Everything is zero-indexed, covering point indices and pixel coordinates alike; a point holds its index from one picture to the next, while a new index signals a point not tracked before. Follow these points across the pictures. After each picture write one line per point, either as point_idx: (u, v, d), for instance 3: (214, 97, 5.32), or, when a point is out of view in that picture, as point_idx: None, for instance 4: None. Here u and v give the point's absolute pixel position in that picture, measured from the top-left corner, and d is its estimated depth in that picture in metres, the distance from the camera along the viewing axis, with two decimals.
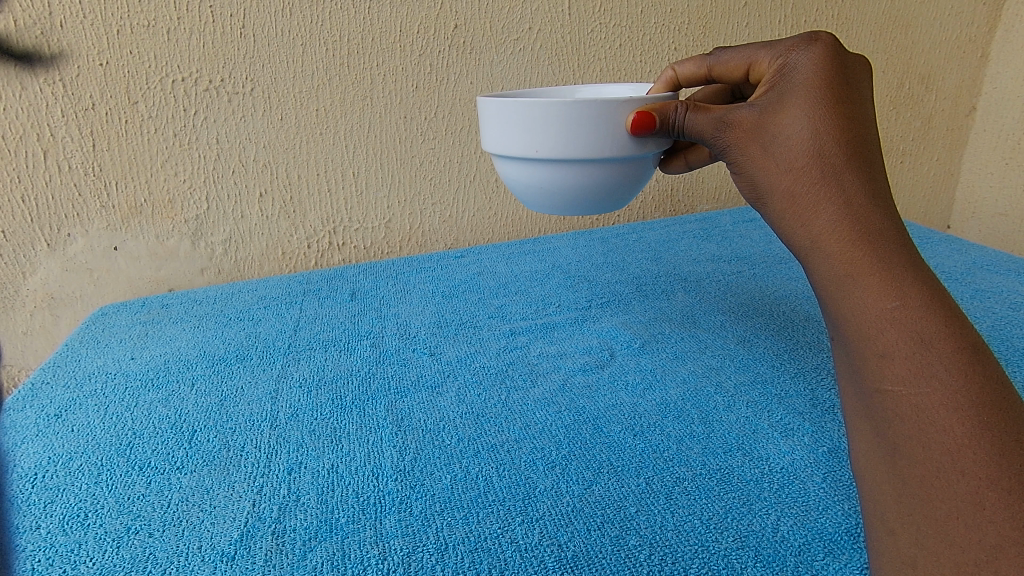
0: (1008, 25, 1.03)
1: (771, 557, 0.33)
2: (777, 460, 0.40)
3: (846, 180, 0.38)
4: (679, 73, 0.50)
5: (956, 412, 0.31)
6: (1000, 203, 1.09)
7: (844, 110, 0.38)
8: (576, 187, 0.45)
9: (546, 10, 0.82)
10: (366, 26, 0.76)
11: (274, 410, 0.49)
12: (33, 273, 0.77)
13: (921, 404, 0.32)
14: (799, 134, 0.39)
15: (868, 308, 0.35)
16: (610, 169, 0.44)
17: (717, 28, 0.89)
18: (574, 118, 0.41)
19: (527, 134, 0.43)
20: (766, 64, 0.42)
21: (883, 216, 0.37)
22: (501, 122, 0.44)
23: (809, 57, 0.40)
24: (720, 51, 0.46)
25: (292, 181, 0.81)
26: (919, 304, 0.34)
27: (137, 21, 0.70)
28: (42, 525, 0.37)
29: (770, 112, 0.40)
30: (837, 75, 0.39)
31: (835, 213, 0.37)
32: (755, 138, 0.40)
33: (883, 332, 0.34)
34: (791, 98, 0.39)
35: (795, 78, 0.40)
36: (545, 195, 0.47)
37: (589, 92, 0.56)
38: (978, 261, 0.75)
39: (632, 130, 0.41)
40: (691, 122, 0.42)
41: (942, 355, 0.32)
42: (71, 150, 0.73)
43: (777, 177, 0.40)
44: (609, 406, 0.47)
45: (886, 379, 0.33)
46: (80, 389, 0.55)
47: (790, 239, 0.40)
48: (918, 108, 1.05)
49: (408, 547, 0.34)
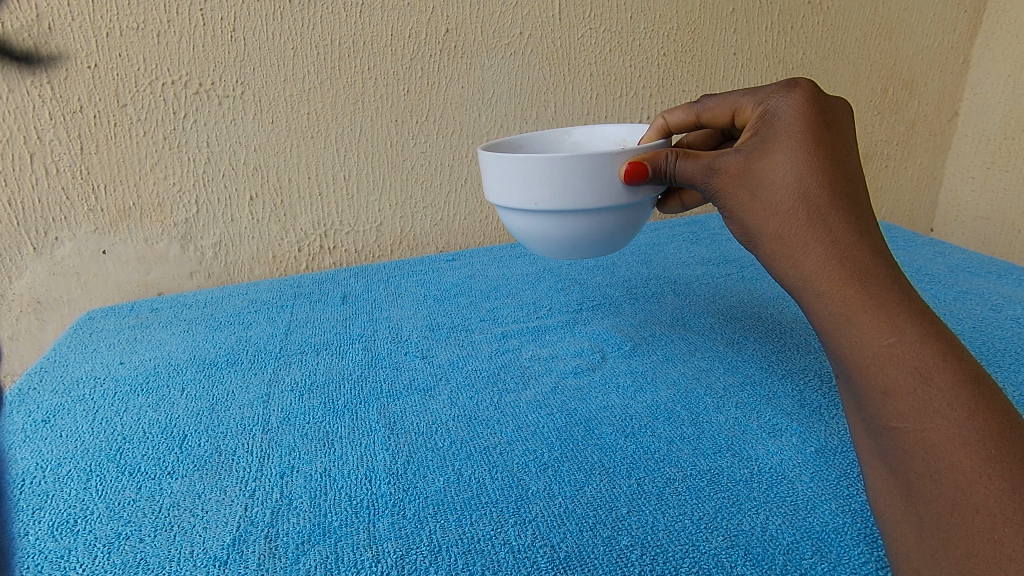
0: (989, 33, 1.05)
1: (760, 556, 0.33)
2: (766, 461, 0.41)
3: (831, 220, 0.39)
4: (670, 121, 0.50)
5: (962, 446, 0.31)
6: (982, 206, 1.11)
7: (826, 152, 0.40)
8: (574, 235, 0.48)
9: (536, 15, 0.82)
10: (357, 30, 0.77)
11: (265, 414, 0.49)
12: (19, 277, 0.76)
13: (927, 439, 0.32)
14: (784, 178, 0.40)
15: (866, 347, 0.36)
16: (608, 216, 0.47)
17: (705, 34, 0.90)
18: (572, 171, 0.44)
19: (526, 186, 0.46)
20: (749, 110, 0.45)
21: (872, 254, 0.38)
22: (503, 178, 0.47)
23: (790, 102, 0.42)
24: (706, 98, 0.49)
25: (282, 184, 0.81)
26: (915, 338, 0.35)
27: (126, 24, 0.70)
28: (31, 532, 0.37)
29: (755, 157, 0.42)
30: (818, 118, 0.41)
31: (823, 254, 0.39)
32: (743, 182, 0.42)
33: (883, 370, 0.35)
34: (774, 144, 0.41)
35: (777, 123, 0.42)
36: (544, 241, 0.50)
37: (582, 133, 0.59)
38: (961, 263, 0.77)
39: (626, 178, 0.45)
40: (681, 169, 0.45)
41: (943, 388, 0.33)
42: (59, 153, 0.72)
43: (765, 219, 0.42)
44: (600, 408, 0.48)
45: (892, 416, 0.34)
46: (69, 395, 0.54)
47: (784, 280, 0.41)
48: (902, 114, 1.07)
49: (401, 550, 0.34)
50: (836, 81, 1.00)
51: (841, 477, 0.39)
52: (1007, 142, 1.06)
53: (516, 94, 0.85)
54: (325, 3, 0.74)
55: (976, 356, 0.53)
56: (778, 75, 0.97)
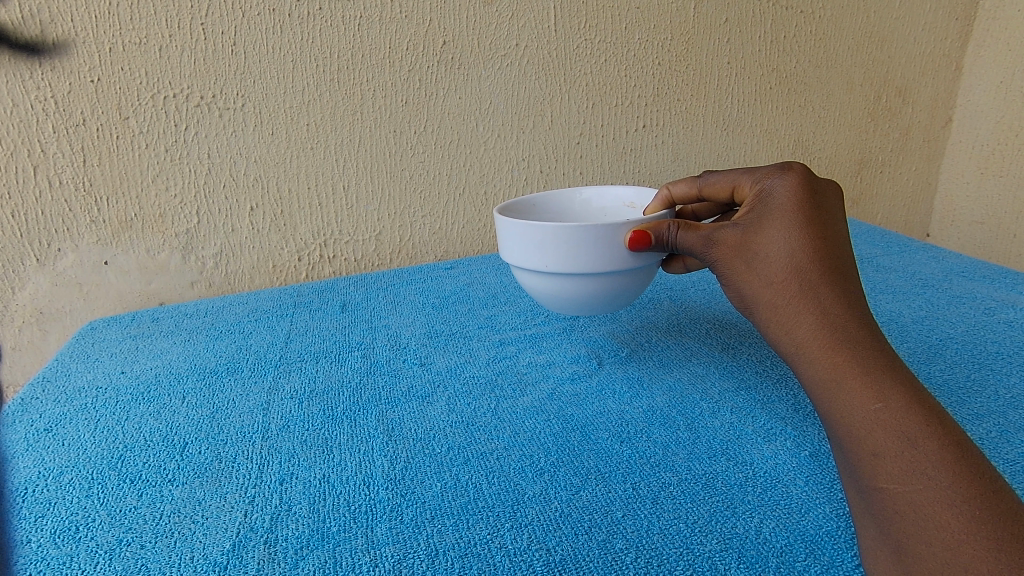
0: (980, 40, 1.07)
1: (754, 558, 0.33)
2: (761, 465, 0.41)
3: (823, 293, 0.40)
4: (673, 192, 0.53)
5: (950, 507, 0.30)
6: (977, 212, 1.12)
7: (818, 231, 0.41)
8: (583, 294, 0.50)
9: (531, 27, 0.83)
10: (356, 43, 0.78)
11: (265, 421, 0.50)
12: (22, 288, 0.77)
13: (915, 500, 0.31)
14: (777, 252, 0.42)
15: (856, 410, 0.35)
16: (614, 279, 0.49)
17: (699, 44, 0.92)
18: (579, 238, 0.47)
19: (536, 250, 0.48)
20: (749, 188, 0.47)
21: (859, 325, 0.38)
22: (518, 242, 0.49)
23: (784, 184, 0.44)
24: (709, 173, 0.51)
25: (283, 195, 0.82)
26: (903, 404, 0.34)
27: (128, 39, 0.71)
28: (34, 539, 0.38)
29: (752, 231, 0.43)
30: (810, 199, 0.43)
31: (814, 323, 0.39)
32: (740, 254, 0.43)
33: (872, 435, 0.34)
34: (769, 220, 0.43)
35: (773, 202, 0.44)
36: (555, 298, 0.52)
37: (592, 190, 0.63)
38: (955, 267, 0.77)
39: (631, 246, 0.47)
40: (682, 239, 0.46)
41: (930, 451, 0.32)
42: (62, 165, 0.73)
43: (760, 289, 0.42)
44: (597, 414, 0.48)
45: (880, 477, 0.32)
46: (71, 404, 0.55)
47: (779, 349, 0.41)
48: (895, 120, 1.08)
49: (399, 554, 0.35)
50: (829, 90, 1.02)
51: (834, 481, 0.39)
52: (1001, 148, 1.07)
53: (512, 105, 0.86)
54: (324, 16, 0.76)
55: (970, 359, 0.53)
56: (773, 83, 0.98)
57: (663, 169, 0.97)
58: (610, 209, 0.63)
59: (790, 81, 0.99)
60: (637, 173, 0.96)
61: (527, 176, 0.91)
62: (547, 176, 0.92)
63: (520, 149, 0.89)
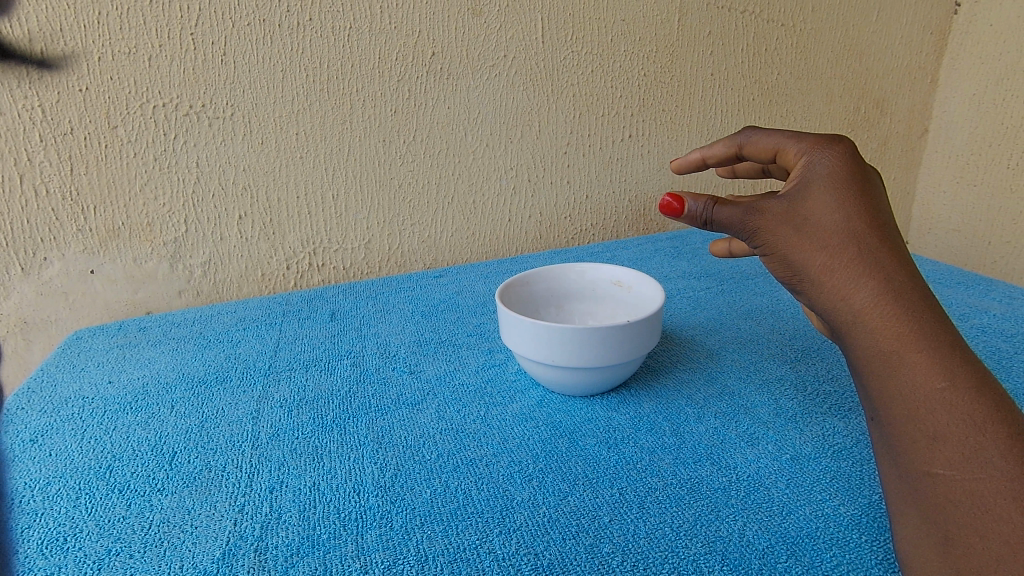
0: (954, 53, 1.10)
1: (737, 560, 0.34)
2: (744, 469, 0.42)
3: (885, 262, 0.38)
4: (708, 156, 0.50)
5: (1012, 499, 0.30)
6: (953, 220, 1.15)
7: (873, 202, 0.40)
8: (587, 383, 0.51)
9: (519, 38, 0.85)
10: (345, 53, 0.79)
11: (254, 431, 0.50)
12: (7, 297, 0.76)
13: (973, 489, 0.32)
14: (835, 219, 0.40)
15: (918, 389, 0.35)
16: (617, 368, 0.50)
17: (683, 56, 0.94)
18: (583, 340, 0.47)
19: (540, 347, 0.48)
20: (792, 154, 0.43)
21: (920, 296, 0.37)
22: (522, 339, 0.49)
23: (832, 155, 0.41)
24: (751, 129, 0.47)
25: (272, 204, 0.82)
26: (969, 386, 0.34)
27: (117, 48, 0.71)
28: (21, 550, 0.38)
29: (805, 198, 0.41)
30: (858, 169, 0.41)
31: (874, 293, 0.38)
32: (790, 220, 0.41)
33: (935, 415, 0.34)
34: (823, 187, 0.41)
35: (820, 171, 0.41)
36: (565, 387, 0.52)
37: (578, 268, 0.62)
38: (932, 274, 0.79)
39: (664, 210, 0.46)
40: (719, 213, 0.44)
41: (997, 439, 0.32)
42: (48, 174, 0.73)
43: (810, 253, 0.40)
44: (584, 421, 0.49)
45: (937, 461, 0.33)
46: (57, 414, 0.54)
47: (827, 313, 0.40)
48: (874, 130, 1.11)
49: (388, 560, 0.35)
50: (810, 101, 1.04)
51: (814, 483, 0.40)
52: (974, 158, 1.09)
53: (500, 114, 0.88)
54: (314, 27, 0.76)
55: None
56: (755, 94, 1.00)
57: (649, 178, 0.99)
58: (600, 287, 0.62)
59: (773, 92, 1.01)
60: (623, 182, 0.97)
61: (514, 185, 0.92)
62: (535, 185, 0.93)
63: (508, 158, 0.90)
